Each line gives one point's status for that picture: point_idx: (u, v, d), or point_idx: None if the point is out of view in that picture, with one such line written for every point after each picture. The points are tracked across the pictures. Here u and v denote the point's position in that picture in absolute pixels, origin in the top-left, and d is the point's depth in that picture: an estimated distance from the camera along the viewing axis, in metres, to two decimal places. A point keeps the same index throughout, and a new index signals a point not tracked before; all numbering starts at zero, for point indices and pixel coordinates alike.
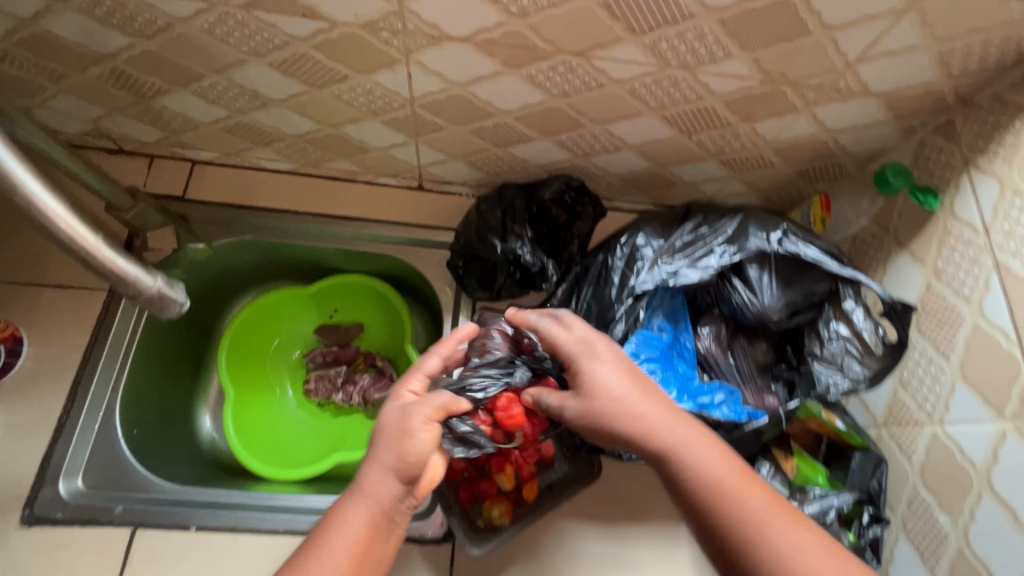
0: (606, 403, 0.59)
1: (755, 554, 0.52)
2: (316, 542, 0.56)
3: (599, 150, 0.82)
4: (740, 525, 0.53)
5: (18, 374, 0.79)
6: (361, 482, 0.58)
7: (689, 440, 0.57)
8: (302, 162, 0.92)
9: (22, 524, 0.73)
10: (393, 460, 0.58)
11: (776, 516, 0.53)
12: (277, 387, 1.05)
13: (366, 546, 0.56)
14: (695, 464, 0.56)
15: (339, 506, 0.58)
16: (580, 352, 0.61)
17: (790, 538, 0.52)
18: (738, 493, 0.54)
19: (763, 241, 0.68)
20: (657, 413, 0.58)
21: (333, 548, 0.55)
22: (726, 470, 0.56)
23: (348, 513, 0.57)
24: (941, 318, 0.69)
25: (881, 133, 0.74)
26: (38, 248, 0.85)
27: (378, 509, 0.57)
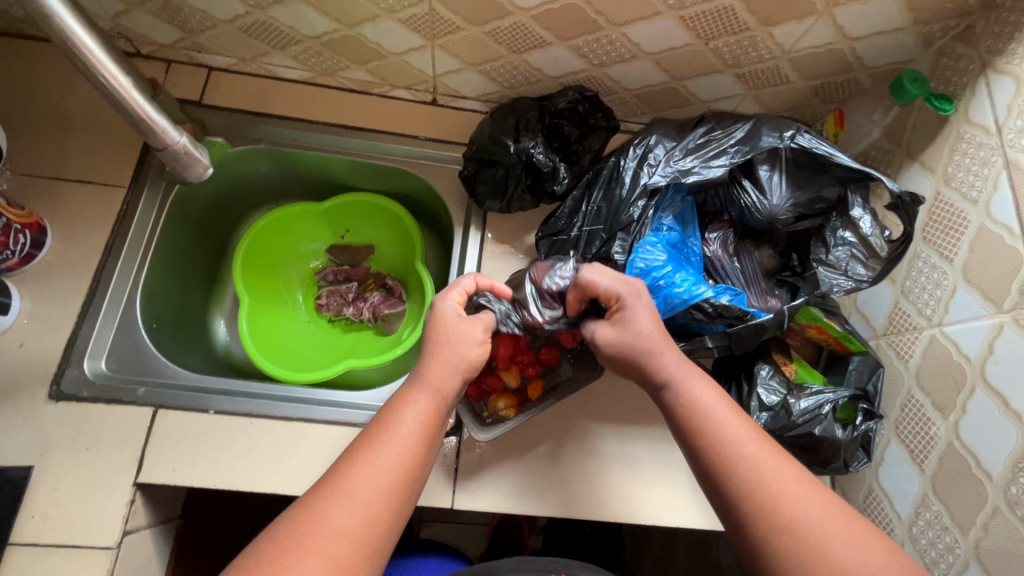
0: (638, 340, 0.60)
1: (729, 478, 0.53)
2: (377, 425, 0.57)
3: (614, 60, 0.81)
4: (718, 452, 0.54)
5: (43, 262, 0.82)
6: (421, 372, 0.60)
7: (691, 382, 0.59)
8: (316, 70, 0.92)
9: (50, 400, 0.76)
10: (455, 353, 0.61)
11: (760, 451, 0.54)
12: (289, 301, 1.08)
13: (429, 428, 0.57)
14: (692, 399, 0.58)
15: (397, 396, 0.60)
16: (627, 293, 0.62)
17: (768, 470, 0.53)
18: (724, 425, 0.56)
19: (776, 139, 0.70)
20: (670, 357, 0.60)
21: (397, 427, 0.56)
22: (721, 406, 0.57)
23: (410, 397, 0.59)
24: (947, 223, 0.70)
25: (902, 41, 0.73)
26: (59, 145, 0.87)
27: (439, 398, 0.59)
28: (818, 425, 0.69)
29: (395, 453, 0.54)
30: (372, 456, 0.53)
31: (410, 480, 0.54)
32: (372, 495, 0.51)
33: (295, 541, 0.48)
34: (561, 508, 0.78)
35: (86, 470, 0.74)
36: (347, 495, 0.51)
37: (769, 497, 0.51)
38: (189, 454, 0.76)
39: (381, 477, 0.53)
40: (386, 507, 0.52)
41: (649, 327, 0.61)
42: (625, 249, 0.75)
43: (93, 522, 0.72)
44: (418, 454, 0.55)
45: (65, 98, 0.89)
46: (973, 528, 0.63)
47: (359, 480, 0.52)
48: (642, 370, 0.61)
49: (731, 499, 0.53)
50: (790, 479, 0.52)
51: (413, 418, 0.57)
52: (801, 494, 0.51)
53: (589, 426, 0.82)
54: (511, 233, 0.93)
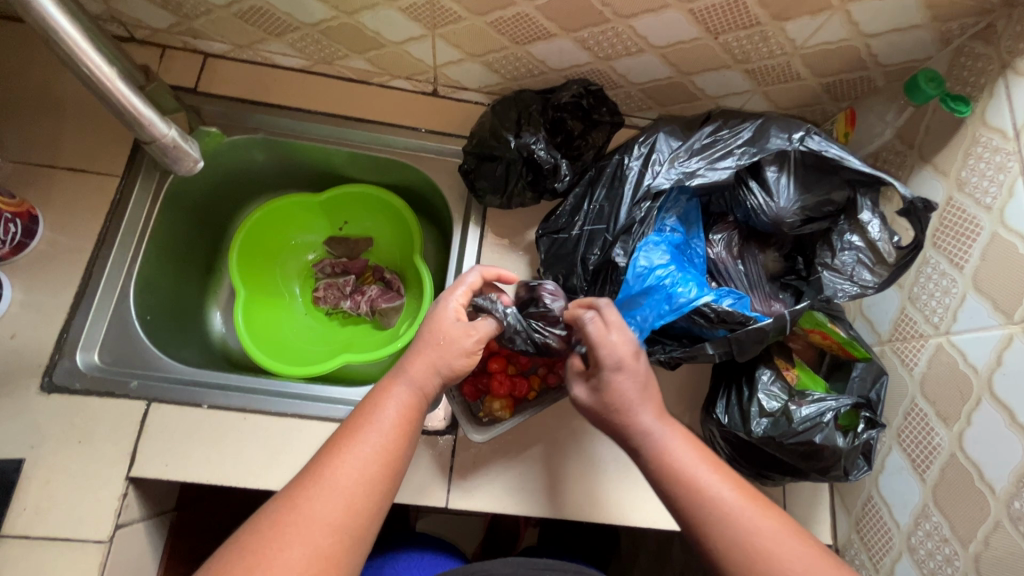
0: (619, 405, 0.58)
1: (709, 538, 0.51)
2: (358, 418, 0.56)
3: (620, 53, 0.79)
4: (698, 512, 0.52)
5: (35, 252, 0.80)
6: (405, 366, 0.60)
7: (668, 437, 0.57)
8: (313, 58, 0.90)
9: (42, 392, 0.75)
10: (440, 346, 0.60)
11: (739, 506, 0.52)
12: (285, 293, 1.07)
13: (410, 419, 0.57)
14: (668, 455, 0.55)
15: (379, 388, 0.59)
16: (608, 364, 0.58)
17: (749, 526, 0.51)
18: (703, 482, 0.53)
19: (785, 141, 0.68)
20: (647, 417, 0.57)
21: (379, 418, 0.55)
22: (697, 460, 0.55)
23: (391, 389, 0.58)
24: (959, 229, 0.68)
25: (918, 39, 0.70)
26: (51, 131, 0.85)
27: (422, 390, 0.59)
28: (819, 433, 0.68)
29: (376, 444, 0.53)
30: (354, 447, 0.53)
31: (392, 471, 0.53)
32: (354, 486, 0.50)
33: (273, 534, 0.47)
34: (556, 509, 0.78)
35: (78, 464, 0.73)
36: (328, 485, 0.50)
37: (752, 554, 0.49)
38: (181, 449, 0.76)
39: (364, 467, 0.52)
40: (368, 497, 0.51)
41: (629, 395, 0.58)
42: (627, 252, 0.72)
43: (85, 516, 0.72)
44: (400, 444, 0.55)
45: (56, 83, 0.87)
46: (974, 541, 0.62)
47: (340, 471, 0.51)
48: (618, 430, 0.58)
49: (714, 558, 0.51)
50: (772, 534, 0.50)
51: (395, 409, 0.56)
52: (783, 548, 0.50)
53: (586, 427, 0.81)
54: (512, 229, 0.91)
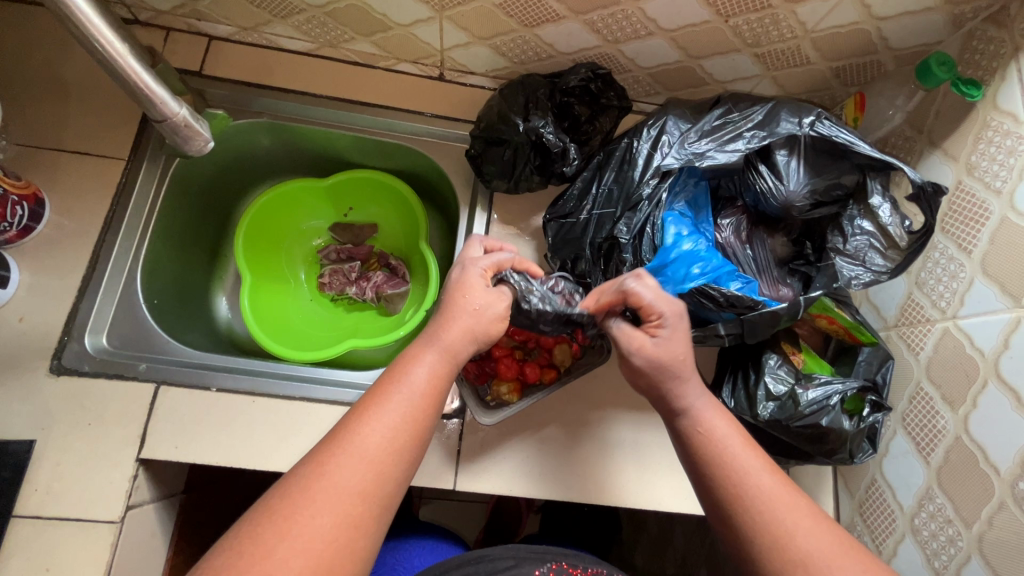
0: (670, 363, 0.58)
1: (742, 513, 0.52)
2: (387, 383, 0.55)
3: (630, 36, 0.78)
4: (735, 486, 0.53)
5: (42, 235, 0.80)
6: (435, 332, 0.59)
7: (704, 412, 0.58)
8: (319, 40, 0.89)
9: (51, 373, 0.76)
10: (471, 314, 0.60)
11: (776, 489, 0.53)
12: (291, 279, 1.07)
13: (437, 388, 0.56)
14: (708, 429, 0.57)
15: (407, 354, 0.59)
16: (668, 315, 0.59)
17: (783, 508, 0.52)
18: (741, 460, 0.54)
19: (795, 125, 0.68)
20: (693, 385, 0.59)
21: (407, 386, 0.55)
22: (737, 439, 0.56)
23: (421, 355, 0.58)
24: (968, 213, 0.68)
25: (930, 22, 0.70)
26: (56, 113, 0.84)
27: (451, 358, 0.59)
28: (826, 415, 0.69)
29: (405, 412, 0.53)
30: (383, 414, 0.52)
31: (418, 440, 0.54)
32: (381, 452, 0.51)
33: (304, 498, 0.47)
34: (563, 492, 0.78)
35: (88, 445, 0.74)
36: (357, 452, 0.50)
37: (784, 534, 0.50)
38: (192, 431, 0.76)
39: (391, 435, 0.52)
40: (394, 465, 0.51)
41: (680, 353, 0.59)
42: (629, 230, 0.72)
43: (96, 496, 0.72)
44: (426, 413, 0.55)
45: (59, 64, 0.86)
46: (978, 522, 0.62)
47: (368, 438, 0.51)
48: (663, 397, 0.59)
49: (744, 533, 0.52)
50: (799, 514, 0.51)
51: (423, 376, 0.56)
52: (814, 532, 0.50)
53: (590, 413, 0.82)
54: (518, 214, 0.91)
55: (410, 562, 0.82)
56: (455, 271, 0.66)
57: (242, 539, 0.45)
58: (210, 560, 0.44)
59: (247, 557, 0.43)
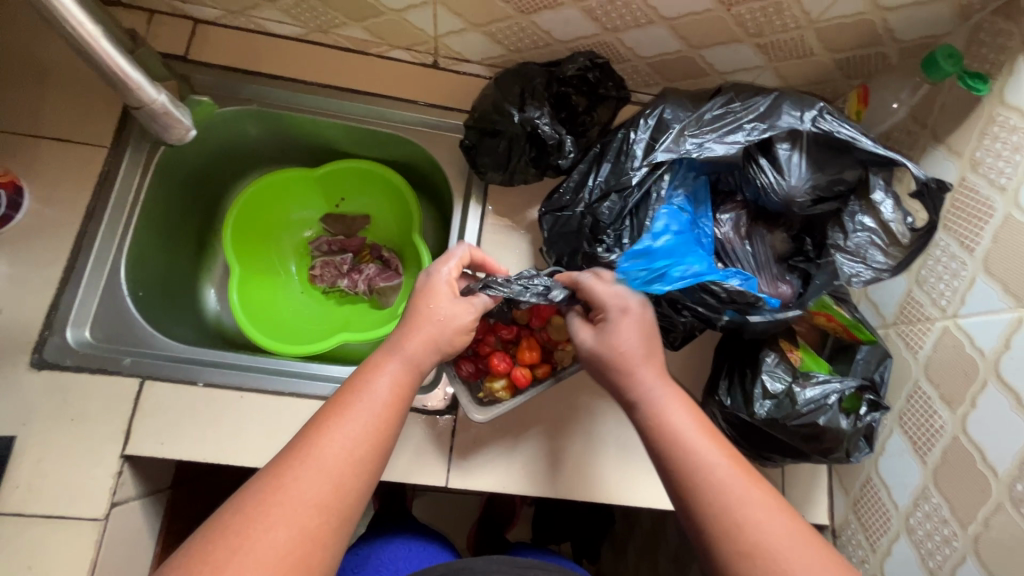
0: (614, 353, 0.60)
1: (695, 498, 0.51)
2: (348, 394, 0.55)
3: (629, 25, 0.76)
4: (688, 475, 0.52)
5: (19, 226, 0.77)
6: (400, 341, 0.60)
7: (665, 399, 0.57)
8: (309, 25, 0.86)
9: (32, 367, 0.74)
10: (436, 325, 0.61)
11: (732, 477, 0.52)
12: (281, 270, 1.05)
13: (402, 399, 0.56)
14: (663, 418, 0.56)
15: (370, 365, 0.58)
16: (613, 306, 0.63)
17: (737, 496, 0.50)
18: (696, 445, 0.54)
19: (797, 118, 0.66)
20: (647, 373, 0.59)
21: (370, 395, 0.55)
22: (693, 426, 0.55)
23: (385, 365, 0.58)
24: (971, 211, 0.66)
25: (936, 13, 0.68)
26: (35, 97, 0.82)
27: (413, 368, 0.59)
28: (823, 415, 0.68)
29: (365, 423, 0.53)
30: (343, 425, 0.52)
31: (381, 451, 0.53)
32: (342, 464, 0.50)
33: (259, 512, 0.46)
34: (556, 489, 0.78)
35: (70, 441, 0.72)
36: (315, 464, 0.49)
37: (738, 523, 0.49)
38: (178, 426, 0.75)
39: (353, 447, 0.51)
40: (356, 477, 0.50)
41: (629, 342, 0.60)
42: (615, 209, 0.72)
43: (79, 494, 0.70)
44: (390, 425, 0.54)
45: (37, 47, 0.83)
46: (974, 522, 0.62)
47: (329, 450, 0.50)
48: (619, 386, 0.60)
49: (701, 527, 0.50)
50: (752, 503, 0.50)
51: (386, 386, 0.56)
52: (768, 520, 0.49)
53: (585, 409, 0.81)
54: (513, 207, 0.89)
55: (401, 559, 0.81)
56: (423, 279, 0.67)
57: (191, 557, 0.44)
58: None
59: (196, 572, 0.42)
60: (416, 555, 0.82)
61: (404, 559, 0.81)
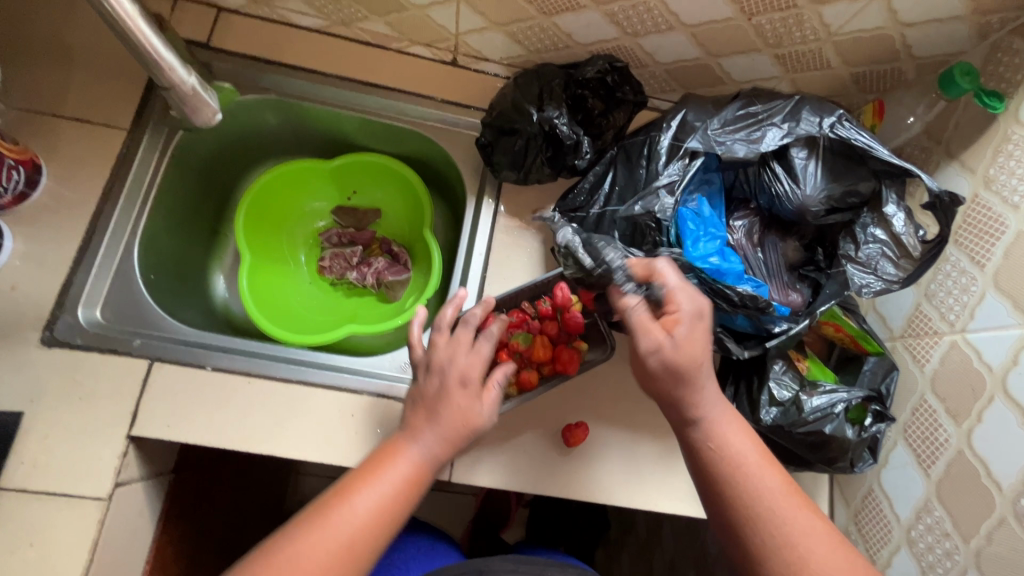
0: (680, 365, 0.56)
1: (756, 532, 0.53)
2: (367, 471, 0.56)
3: (650, 30, 0.77)
4: (749, 505, 0.53)
5: (36, 204, 0.78)
6: (418, 425, 0.59)
7: (721, 423, 0.57)
8: (332, 18, 0.87)
9: (42, 344, 0.74)
10: (456, 415, 0.58)
11: (791, 507, 0.53)
12: (290, 260, 1.06)
13: (414, 482, 0.56)
14: (722, 442, 0.56)
15: (393, 444, 0.58)
16: (688, 309, 0.57)
17: (795, 525, 0.53)
18: (758, 472, 0.55)
19: (816, 125, 0.67)
20: (708, 392, 0.58)
21: (384, 475, 0.55)
22: (751, 453, 0.56)
23: (401, 452, 0.57)
24: (983, 227, 0.67)
25: (955, 32, 0.69)
26: (57, 77, 0.82)
27: (431, 458, 0.57)
28: (829, 423, 0.68)
29: (374, 499, 0.54)
30: (355, 500, 0.53)
31: (388, 526, 0.54)
32: (348, 537, 0.51)
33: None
34: (557, 488, 0.78)
35: (77, 420, 0.72)
36: (323, 534, 0.51)
37: (800, 557, 0.51)
38: (184, 409, 0.75)
39: (360, 523, 0.52)
40: (359, 550, 0.51)
41: (695, 359, 0.56)
42: (659, 212, 0.69)
43: (85, 473, 0.71)
44: (400, 503, 0.55)
45: (62, 28, 0.83)
46: (976, 536, 0.62)
47: (336, 523, 0.52)
48: (678, 404, 0.57)
49: (755, 551, 0.52)
50: (810, 540, 0.52)
51: (400, 471, 0.56)
52: (833, 562, 0.51)
53: (591, 410, 0.81)
54: (526, 206, 0.90)
55: (403, 556, 0.81)
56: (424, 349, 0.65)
57: None
58: None
59: None
60: (419, 553, 0.82)
61: (404, 555, 0.81)
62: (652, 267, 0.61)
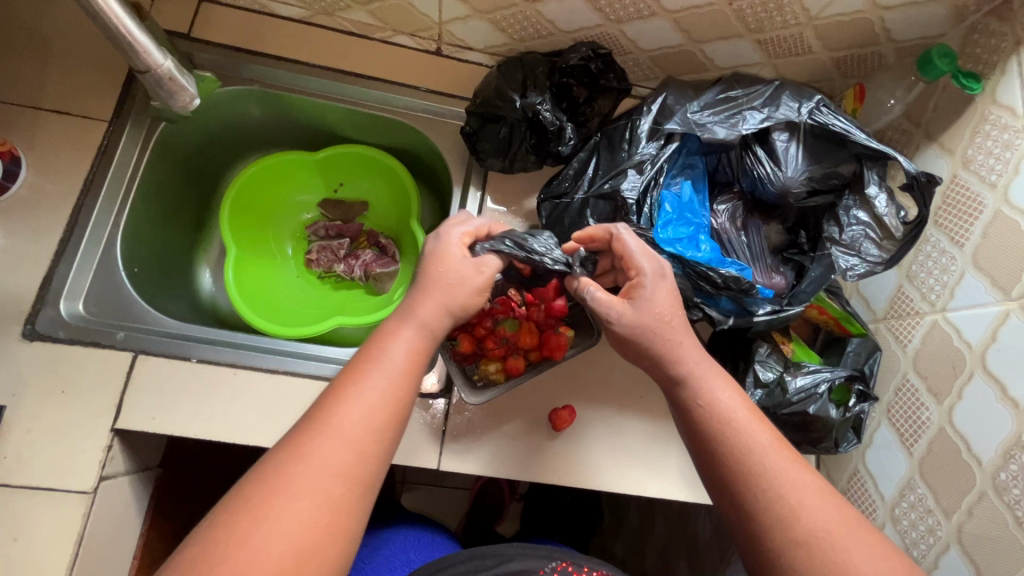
0: (655, 319, 0.59)
1: (750, 484, 0.52)
2: (367, 355, 0.54)
3: (632, 16, 0.77)
4: (741, 458, 0.53)
5: (15, 197, 0.77)
6: (410, 308, 0.58)
7: (706, 377, 0.58)
8: (314, 8, 0.86)
9: (23, 338, 0.73)
10: (447, 290, 0.58)
11: (782, 461, 0.53)
12: (278, 254, 1.05)
13: (418, 365, 0.55)
14: (711, 398, 0.56)
15: (386, 327, 0.57)
16: (649, 269, 0.60)
17: (789, 478, 0.52)
18: (748, 426, 0.55)
19: (794, 110, 0.68)
20: (688, 348, 0.59)
21: (386, 360, 0.54)
22: (739, 409, 0.56)
23: (398, 333, 0.56)
24: (961, 206, 0.68)
25: (933, 14, 0.69)
26: (35, 69, 0.81)
27: (429, 336, 0.57)
28: (813, 404, 0.69)
29: (381, 391, 0.51)
30: (362, 393, 0.51)
31: (400, 417, 0.52)
32: (362, 429, 0.49)
33: (305, 458, 0.46)
34: (546, 474, 0.78)
35: (60, 414, 0.71)
36: (335, 433, 0.48)
37: (792, 508, 0.50)
38: (169, 401, 0.74)
39: (372, 413, 0.50)
40: (376, 442, 0.49)
41: (667, 313, 0.59)
42: (635, 187, 0.70)
43: (69, 467, 0.70)
44: (409, 389, 0.53)
45: (39, 18, 0.82)
46: (958, 511, 0.63)
47: (350, 419, 0.49)
48: (662, 360, 0.59)
49: (748, 501, 0.52)
50: (806, 490, 0.51)
51: (402, 353, 0.55)
52: (825, 510, 0.51)
53: (579, 396, 0.81)
54: (513, 195, 0.90)
55: (394, 545, 0.81)
56: (430, 241, 0.63)
57: (219, 525, 0.43)
58: (195, 539, 0.43)
59: (230, 536, 0.42)
60: (410, 543, 0.82)
61: (395, 545, 0.82)
62: (609, 233, 0.64)
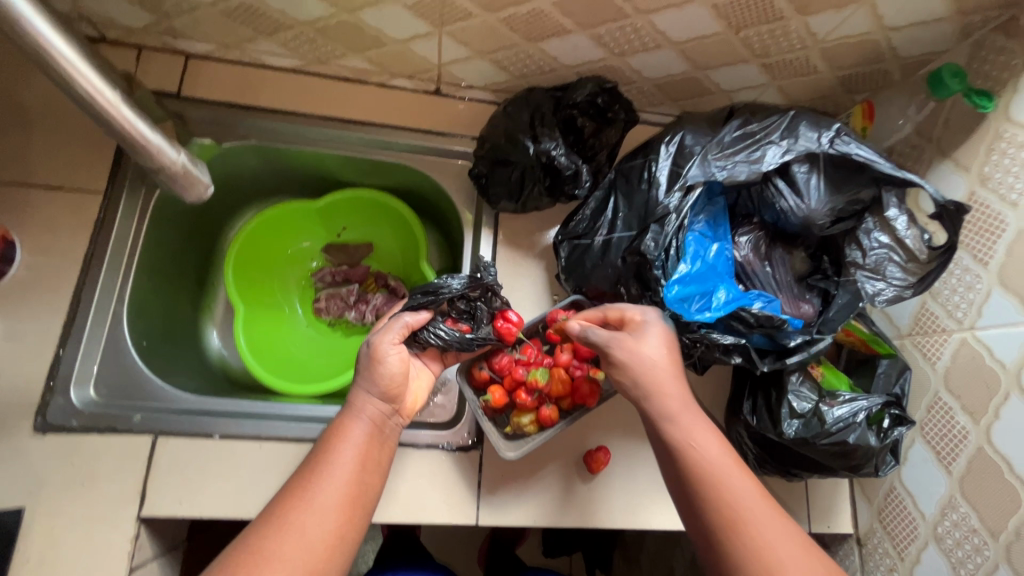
0: (643, 359, 0.59)
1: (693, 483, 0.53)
2: (324, 451, 0.58)
3: (637, 49, 0.76)
4: (685, 456, 0.54)
5: (11, 282, 0.73)
6: (356, 405, 0.62)
7: (670, 383, 0.58)
8: (308, 57, 0.84)
9: (35, 432, 0.70)
10: (390, 379, 0.63)
11: (722, 458, 0.54)
12: (285, 305, 1.02)
13: (372, 454, 0.59)
14: (668, 402, 0.57)
15: (340, 421, 0.61)
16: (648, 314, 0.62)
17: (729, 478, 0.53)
18: (687, 425, 0.56)
19: (814, 140, 0.67)
20: (667, 370, 0.58)
21: (340, 454, 0.57)
22: (689, 404, 0.57)
23: (348, 431, 0.59)
24: (983, 224, 0.68)
25: (938, 31, 0.69)
26: (21, 144, 0.78)
27: (376, 430, 0.61)
28: (853, 433, 0.69)
29: (338, 483, 0.55)
30: (320, 489, 0.54)
31: (361, 505, 0.55)
32: (323, 526, 0.52)
33: (258, 561, 0.48)
34: (585, 517, 0.77)
35: (82, 509, 0.68)
36: (295, 532, 0.50)
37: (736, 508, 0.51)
38: (195, 482, 0.72)
39: (332, 510, 0.53)
40: (339, 534, 0.52)
41: (652, 349, 0.59)
42: (658, 242, 0.68)
43: (96, 563, 0.67)
44: (364, 478, 0.57)
45: (19, 89, 0.79)
46: (1004, 531, 0.63)
47: (309, 517, 0.52)
48: (640, 382, 0.58)
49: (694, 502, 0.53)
50: (744, 492, 0.52)
51: (354, 448, 0.58)
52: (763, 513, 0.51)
53: (611, 435, 0.81)
54: (525, 232, 0.88)
55: None
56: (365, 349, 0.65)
57: None
58: None
59: None
60: None
61: None
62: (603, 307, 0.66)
